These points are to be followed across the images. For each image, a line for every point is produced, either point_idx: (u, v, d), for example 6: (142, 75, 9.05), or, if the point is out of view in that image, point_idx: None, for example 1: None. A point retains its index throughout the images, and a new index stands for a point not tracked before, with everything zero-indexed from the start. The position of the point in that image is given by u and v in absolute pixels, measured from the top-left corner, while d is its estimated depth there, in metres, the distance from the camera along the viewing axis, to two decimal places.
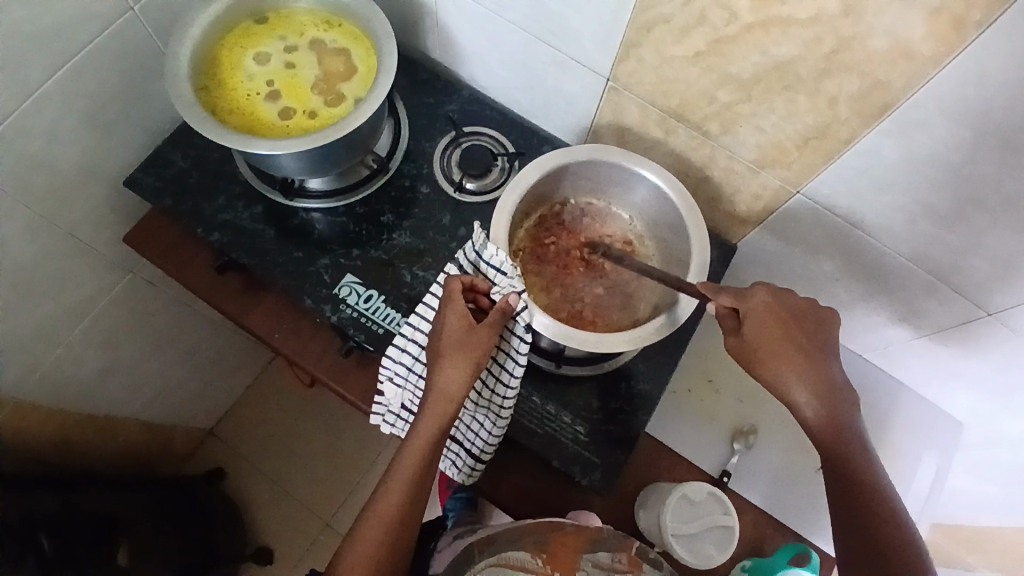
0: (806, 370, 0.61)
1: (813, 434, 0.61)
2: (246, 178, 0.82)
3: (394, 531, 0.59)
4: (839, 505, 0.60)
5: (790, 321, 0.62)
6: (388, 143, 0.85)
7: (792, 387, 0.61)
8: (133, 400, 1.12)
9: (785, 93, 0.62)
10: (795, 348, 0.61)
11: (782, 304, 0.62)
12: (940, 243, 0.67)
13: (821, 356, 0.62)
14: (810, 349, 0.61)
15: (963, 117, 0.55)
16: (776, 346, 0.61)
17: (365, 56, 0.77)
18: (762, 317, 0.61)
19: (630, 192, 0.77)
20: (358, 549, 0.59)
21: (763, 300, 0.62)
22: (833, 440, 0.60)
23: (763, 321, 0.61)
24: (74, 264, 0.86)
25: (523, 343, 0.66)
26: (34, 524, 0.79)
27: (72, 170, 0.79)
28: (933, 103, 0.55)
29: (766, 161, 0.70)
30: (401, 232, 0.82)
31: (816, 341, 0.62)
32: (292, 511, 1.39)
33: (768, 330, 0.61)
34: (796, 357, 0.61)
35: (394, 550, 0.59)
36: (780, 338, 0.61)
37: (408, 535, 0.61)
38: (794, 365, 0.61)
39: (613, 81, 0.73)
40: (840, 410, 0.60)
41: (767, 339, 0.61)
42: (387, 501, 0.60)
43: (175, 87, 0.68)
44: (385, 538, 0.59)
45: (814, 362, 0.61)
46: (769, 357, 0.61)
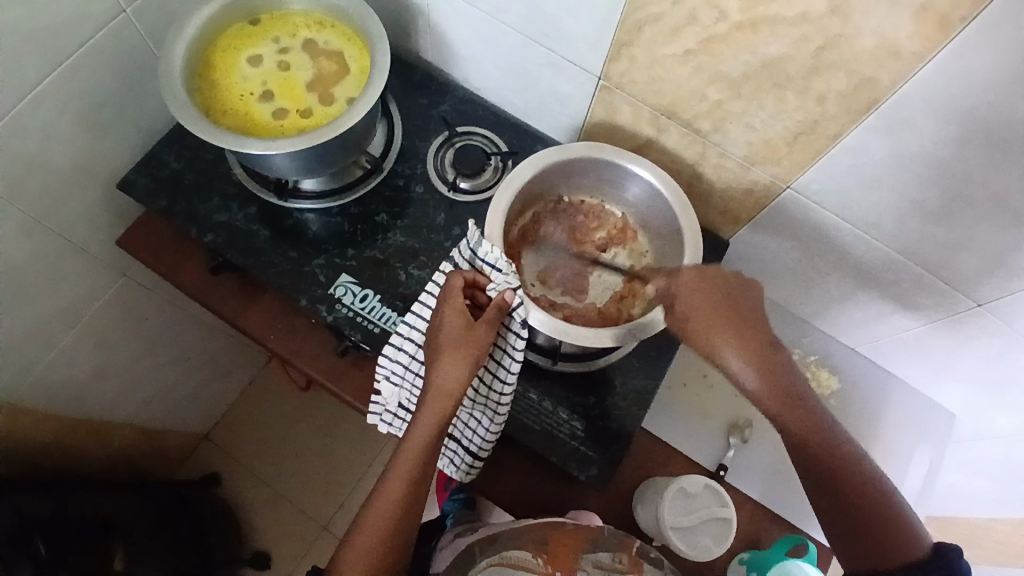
0: (738, 335, 0.61)
1: (759, 401, 0.61)
2: (240, 179, 0.82)
3: (394, 528, 0.60)
4: (811, 478, 0.61)
5: (716, 292, 0.63)
6: (382, 143, 0.86)
7: (728, 353, 0.61)
8: (128, 404, 1.11)
9: (774, 91, 0.63)
10: (728, 316, 0.62)
11: (705, 277, 0.64)
12: (928, 237, 0.68)
13: (754, 322, 0.62)
14: (744, 316, 0.62)
15: (948, 112, 0.56)
16: (705, 318, 0.62)
17: (359, 57, 0.77)
18: (688, 293, 0.63)
19: (623, 189, 0.77)
20: (358, 546, 0.59)
21: (690, 276, 0.64)
22: (774, 402, 0.60)
23: (691, 297, 0.63)
24: (67, 268, 0.86)
25: (519, 340, 0.66)
26: (28, 527, 0.79)
27: (64, 173, 0.78)
28: (919, 98, 0.56)
29: (757, 158, 0.71)
30: (395, 232, 0.82)
31: (749, 308, 0.62)
32: (288, 515, 1.38)
33: (697, 303, 0.63)
34: (728, 325, 0.61)
35: (394, 548, 0.60)
36: (710, 309, 0.62)
37: (407, 533, 0.61)
38: (727, 332, 0.61)
39: (605, 81, 0.74)
40: (776, 371, 0.61)
41: (698, 312, 0.62)
42: (386, 498, 0.60)
43: (169, 89, 0.69)
44: (385, 535, 0.59)
45: (753, 329, 0.62)
46: (703, 330, 0.62)
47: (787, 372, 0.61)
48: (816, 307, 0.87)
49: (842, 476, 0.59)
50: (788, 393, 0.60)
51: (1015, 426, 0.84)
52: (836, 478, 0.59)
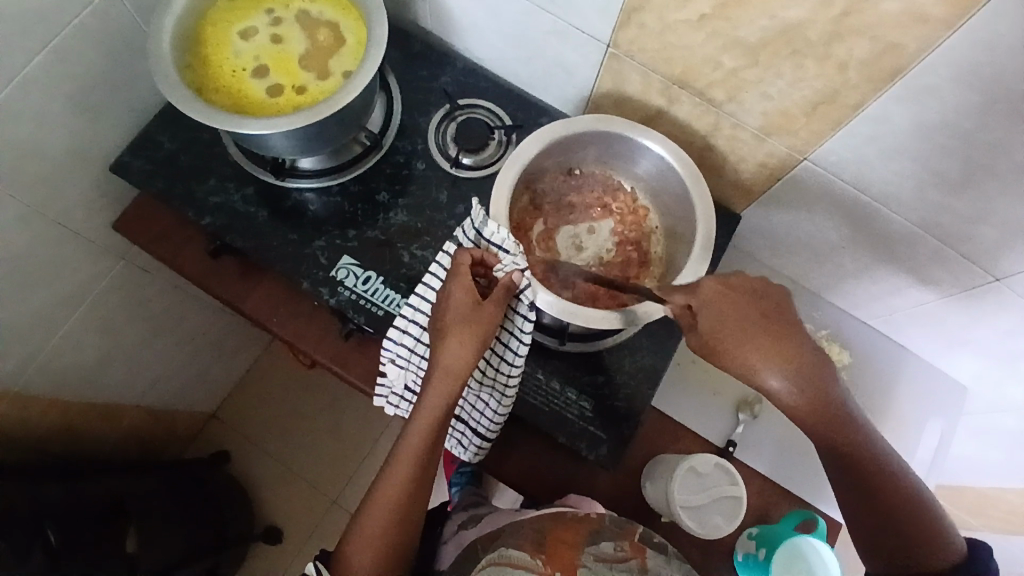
0: (775, 351, 0.58)
1: (799, 417, 0.60)
2: (236, 159, 0.80)
3: (402, 511, 0.59)
4: (852, 485, 0.61)
5: (746, 304, 0.59)
6: (381, 119, 0.82)
7: (764, 369, 0.58)
8: (135, 387, 1.11)
9: (793, 58, 0.60)
10: (764, 329, 0.59)
11: (731, 288, 0.60)
12: (946, 209, 0.66)
13: (789, 334, 0.59)
14: (779, 328, 0.59)
15: (975, 80, 0.53)
16: (738, 335, 0.58)
17: (355, 28, 0.73)
18: (716, 307, 0.59)
19: (632, 163, 0.75)
20: (366, 530, 0.58)
21: (715, 288, 0.60)
22: (816, 417, 0.59)
23: (716, 315, 0.59)
24: (66, 254, 0.84)
25: (527, 322, 0.65)
26: (40, 516, 0.80)
27: (57, 157, 0.76)
28: (945, 66, 0.53)
29: (773, 129, 0.68)
30: (397, 211, 0.80)
31: (778, 317, 0.60)
32: (298, 491, 1.40)
33: (726, 318, 0.59)
34: (764, 340, 0.58)
35: (403, 530, 0.59)
36: (742, 326, 0.58)
37: (416, 515, 0.60)
38: (765, 349, 0.58)
39: (613, 49, 0.71)
40: (818, 382, 0.58)
41: (727, 330, 0.58)
42: (393, 483, 0.59)
43: (158, 66, 0.65)
44: (393, 519, 0.58)
45: (787, 341, 0.59)
46: (737, 348, 0.58)
47: (825, 378, 0.59)
48: (829, 280, 0.85)
49: (875, 480, 0.60)
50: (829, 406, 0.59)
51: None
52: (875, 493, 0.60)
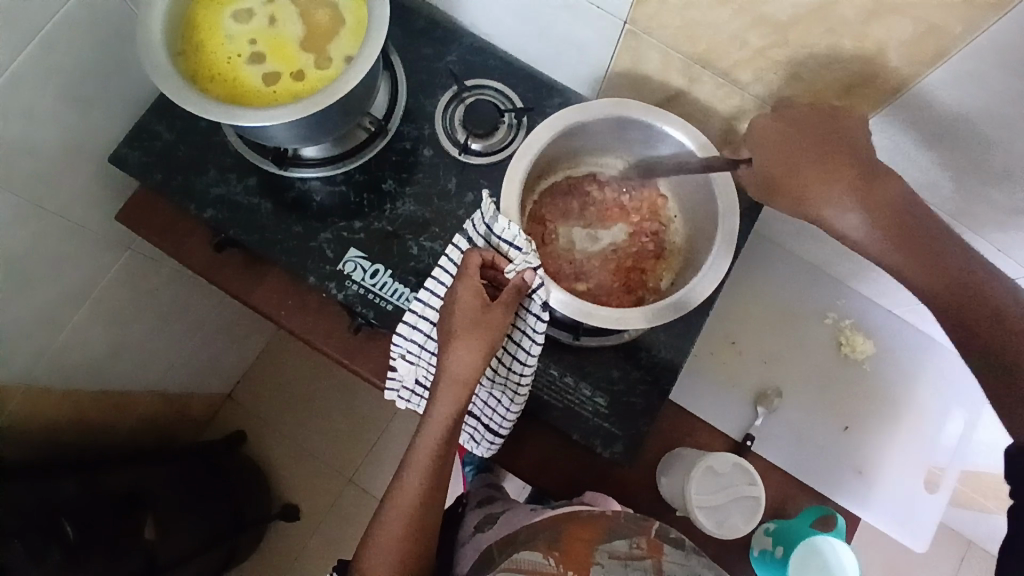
0: (835, 171, 0.56)
1: (885, 240, 0.54)
2: (236, 148, 0.77)
3: (416, 523, 0.58)
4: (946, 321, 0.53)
5: (803, 130, 0.58)
6: (385, 103, 0.79)
7: (826, 190, 0.56)
8: (147, 374, 1.11)
9: (826, 37, 0.55)
10: (821, 148, 0.57)
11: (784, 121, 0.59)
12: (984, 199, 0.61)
13: (846, 147, 0.57)
14: (835, 144, 0.57)
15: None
16: (797, 157, 0.57)
17: (354, 7, 0.69)
18: (763, 140, 0.59)
19: (651, 149, 0.70)
20: (381, 543, 0.57)
21: (764, 124, 0.60)
22: (899, 238, 0.54)
23: (767, 146, 0.59)
24: (69, 248, 0.82)
25: (540, 322, 0.62)
26: (55, 511, 0.82)
27: (52, 151, 0.73)
28: (993, 51, 0.49)
29: (802, 112, 0.64)
30: (404, 201, 0.77)
31: (839, 134, 0.57)
32: (313, 470, 1.41)
33: (776, 151, 0.59)
34: (821, 157, 0.56)
35: (418, 541, 0.58)
36: (794, 148, 0.58)
37: (431, 524, 0.59)
38: (823, 167, 0.56)
39: (631, 26, 0.66)
40: (890, 196, 0.55)
41: (779, 163, 0.58)
42: (406, 495, 0.58)
43: (149, 56, 0.62)
44: (408, 531, 0.57)
45: (850, 161, 0.56)
46: (794, 169, 0.57)
47: (899, 201, 0.55)
48: (855, 267, 0.82)
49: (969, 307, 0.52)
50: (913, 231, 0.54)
51: None
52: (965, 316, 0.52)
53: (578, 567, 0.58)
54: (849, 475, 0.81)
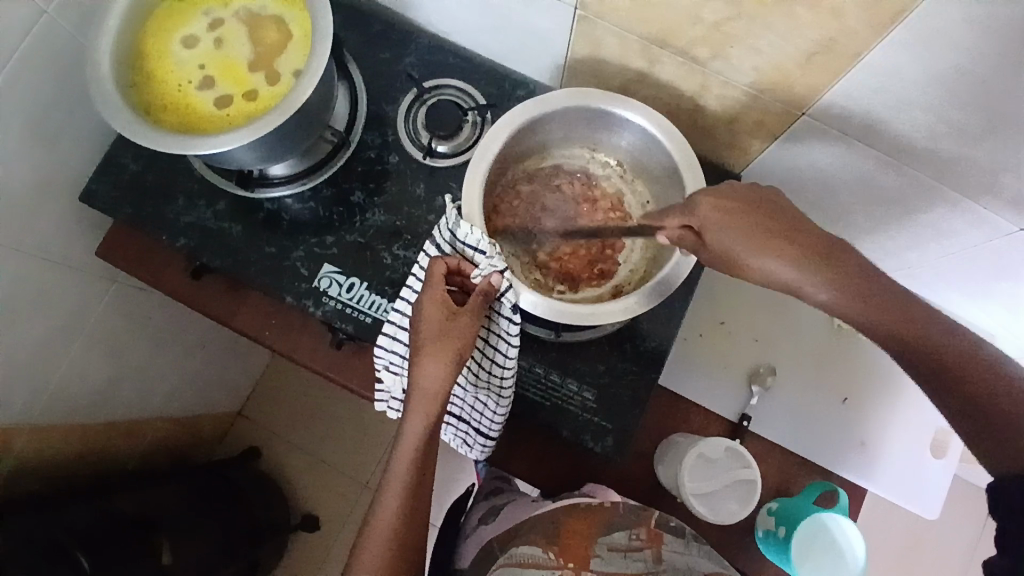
0: (783, 238, 0.51)
1: (846, 317, 0.50)
2: (202, 173, 0.76)
3: (398, 543, 0.56)
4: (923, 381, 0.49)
5: (752, 209, 0.53)
6: (346, 112, 0.77)
7: (770, 269, 0.52)
8: (151, 401, 1.13)
9: (781, 7, 0.52)
10: (772, 231, 0.52)
11: (729, 202, 0.54)
12: (964, 158, 0.59)
13: (796, 230, 0.52)
14: (785, 226, 0.52)
15: (988, 20, 0.45)
16: (747, 240, 0.52)
17: (301, 21, 0.68)
18: (719, 220, 0.54)
19: (615, 135, 0.69)
20: (364, 567, 0.56)
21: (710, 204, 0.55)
22: (865, 308, 0.49)
23: (719, 230, 0.53)
24: (51, 287, 0.83)
25: (512, 325, 0.61)
26: (66, 543, 0.84)
27: (18, 196, 0.74)
28: (956, 6, 0.45)
29: (766, 84, 0.61)
30: (374, 211, 0.76)
31: (787, 218, 0.53)
32: (327, 480, 1.43)
33: (735, 229, 0.53)
34: (774, 239, 0.52)
35: (402, 562, 0.57)
36: (750, 230, 0.52)
37: (416, 544, 0.58)
38: (772, 248, 0.51)
39: (582, 12, 0.64)
40: (846, 276, 0.50)
41: (740, 239, 0.53)
42: (387, 515, 0.56)
43: (97, 93, 0.62)
44: (390, 554, 0.56)
45: (799, 239, 0.51)
46: (745, 255, 0.52)
47: (860, 271, 0.50)
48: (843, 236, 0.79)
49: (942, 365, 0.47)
50: (871, 290, 0.49)
51: None
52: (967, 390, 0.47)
53: (576, 562, 0.60)
54: (852, 448, 0.79)
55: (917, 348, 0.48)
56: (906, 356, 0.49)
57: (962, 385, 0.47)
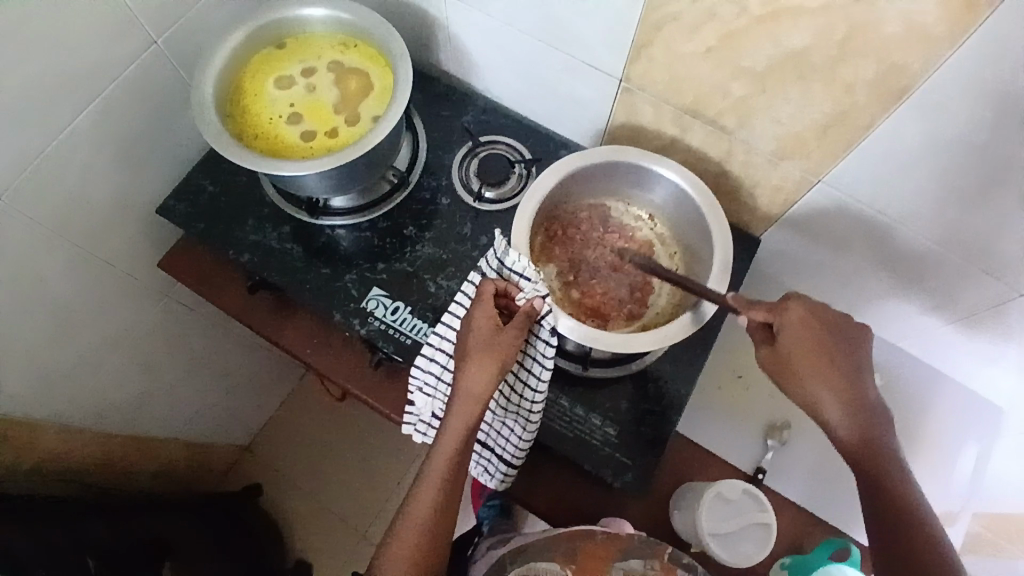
0: (834, 375, 0.61)
1: (848, 454, 0.61)
2: (272, 199, 0.85)
3: (430, 534, 0.61)
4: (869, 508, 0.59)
5: (828, 337, 0.62)
6: (407, 158, 0.87)
7: (817, 390, 0.61)
8: (172, 422, 1.16)
9: (800, 83, 0.62)
10: (831, 363, 0.61)
11: (820, 320, 0.62)
12: (968, 224, 0.66)
13: (855, 374, 0.62)
14: (843, 366, 0.62)
15: (984, 93, 0.54)
16: (810, 361, 0.61)
17: (383, 75, 0.78)
18: (798, 331, 0.62)
19: (648, 191, 0.78)
20: (394, 553, 0.61)
21: (800, 312, 0.62)
22: (867, 455, 0.60)
23: (800, 333, 0.62)
24: (111, 293, 0.89)
25: (549, 347, 0.67)
26: (81, 549, 0.85)
27: (104, 203, 0.82)
28: (953, 82, 0.55)
29: (786, 152, 0.70)
30: (423, 244, 0.83)
31: (851, 359, 0.62)
32: (327, 526, 1.41)
33: (806, 343, 0.62)
34: (829, 372, 0.61)
35: (431, 554, 0.61)
36: (814, 354, 0.61)
37: (444, 539, 0.62)
38: (823, 376, 0.61)
39: (626, 83, 0.74)
40: (872, 429, 0.60)
41: (804, 355, 0.61)
42: (423, 504, 0.62)
43: (202, 114, 0.71)
44: (422, 544, 0.61)
45: (852, 381, 0.61)
46: (802, 370, 0.61)
47: (883, 425, 0.60)
48: (854, 302, 0.85)
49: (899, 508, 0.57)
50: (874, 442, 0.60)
51: None
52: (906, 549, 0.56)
53: None
54: None
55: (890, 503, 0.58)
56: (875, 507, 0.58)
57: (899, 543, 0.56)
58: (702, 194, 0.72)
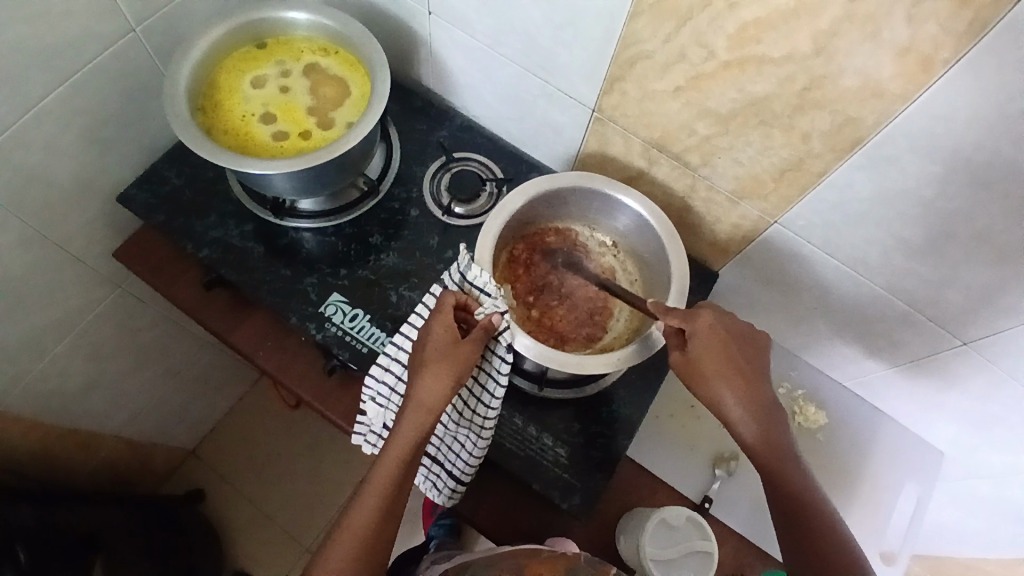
0: (740, 380, 0.63)
1: (753, 454, 0.63)
2: (238, 197, 0.84)
3: (368, 544, 0.61)
4: (777, 505, 0.62)
5: (733, 342, 0.64)
6: (379, 166, 0.87)
7: (724, 394, 0.63)
8: (115, 417, 1.12)
9: (760, 128, 0.65)
10: (735, 367, 0.63)
11: (725, 328, 0.65)
12: (913, 272, 0.69)
13: (756, 376, 0.64)
14: (748, 368, 0.64)
15: (931, 151, 0.57)
16: (717, 366, 0.63)
17: (361, 83, 0.79)
18: (705, 338, 0.64)
19: (612, 218, 0.79)
20: (329, 562, 0.60)
21: (708, 321, 0.65)
22: (769, 456, 0.62)
23: (710, 341, 0.64)
24: (62, 279, 0.86)
25: (505, 364, 0.67)
26: (13, 539, 0.80)
27: (64, 187, 0.79)
28: (902, 138, 0.58)
29: (744, 192, 0.73)
30: (388, 253, 0.83)
31: (755, 363, 0.65)
32: (271, 536, 1.36)
33: (712, 350, 0.64)
34: (735, 376, 0.63)
35: (368, 564, 0.61)
36: (722, 358, 0.63)
37: (382, 551, 0.62)
38: (728, 379, 0.63)
39: (598, 114, 0.76)
40: (773, 428, 0.63)
41: (711, 360, 0.63)
42: (363, 513, 0.61)
43: (172, 104, 0.70)
44: (358, 553, 0.60)
45: (755, 386, 0.64)
46: (710, 376, 0.63)
47: (780, 426, 0.63)
48: (805, 341, 0.88)
49: (797, 501, 0.61)
50: (776, 443, 0.62)
51: (1004, 464, 0.85)
52: (819, 552, 0.59)
53: None
54: None
55: (796, 505, 0.61)
56: (782, 504, 0.62)
57: (815, 543, 0.59)
58: (665, 224, 0.74)
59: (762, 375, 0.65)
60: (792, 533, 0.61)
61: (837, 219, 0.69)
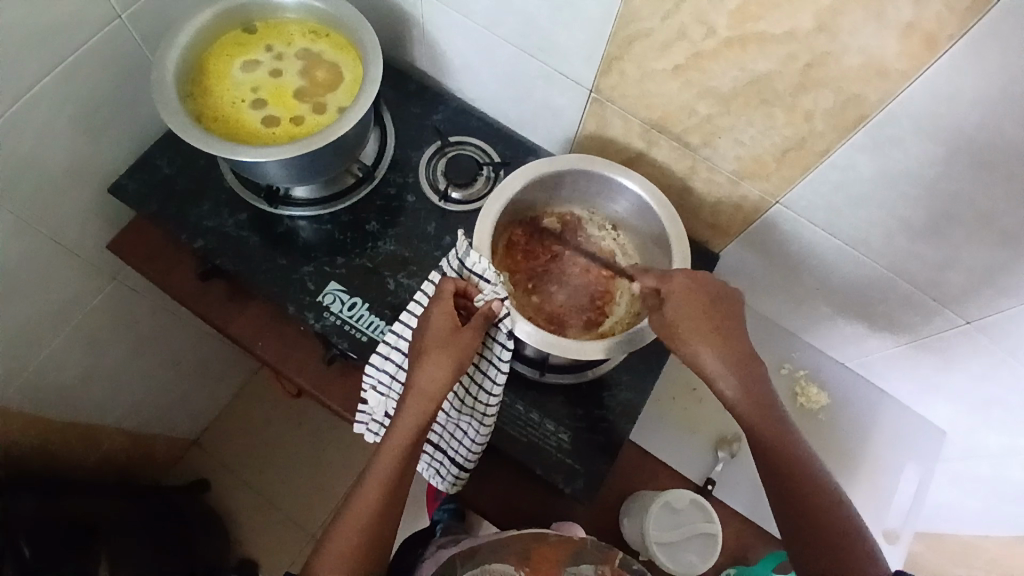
0: (721, 339, 0.63)
1: (736, 412, 0.62)
2: (232, 185, 0.82)
3: (371, 532, 0.61)
4: (763, 464, 0.62)
5: (709, 302, 0.64)
6: (374, 152, 0.86)
7: (705, 353, 0.63)
8: (116, 409, 1.12)
9: (762, 107, 0.64)
10: (713, 325, 0.63)
11: (701, 287, 0.65)
12: (916, 252, 0.68)
13: (734, 335, 0.64)
14: (725, 327, 0.64)
15: (935, 130, 0.56)
16: (696, 326, 0.63)
17: (353, 67, 0.77)
18: (681, 299, 0.64)
19: (613, 202, 0.78)
20: (332, 550, 0.60)
21: (683, 282, 0.65)
22: (751, 412, 0.62)
23: (685, 302, 0.64)
24: (56, 271, 0.85)
25: (506, 350, 0.67)
26: None
27: (54, 179, 0.78)
28: (906, 116, 0.57)
29: (746, 173, 0.72)
30: (386, 241, 0.82)
31: (733, 322, 0.64)
32: (275, 524, 1.37)
33: (688, 309, 0.64)
34: (713, 334, 0.63)
35: (371, 552, 0.61)
36: (698, 319, 0.63)
37: (385, 538, 0.62)
38: (706, 338, 0.63)
39: (596, 95, 0.75)
40: (754, 385, 0.62)
41: (687, 320, 0.63)
42: (365, 501, 0.61)
43: (160, 91, 0.68)
44: (361, 541, 0.60)
45: (734, 344, 0.63)
46: (689, 336, 0.63)
47: (761, 382, 0.63)
48: (806, 321, 0.88)
49: (783, 456, 0.60)
50: (759, 399, 0.62)
51: (1004, 442, 0.85)
52: (810, 507, 0.59)
53: None
54: None
55: (781, 460, 0.60)
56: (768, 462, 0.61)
57: (801, 496, 0.59)
58: (666, 207, 0.73)
59: (741, 334, 0.65)
60: (780, 489, 0.61)
61: (840, 200, 0.68)
